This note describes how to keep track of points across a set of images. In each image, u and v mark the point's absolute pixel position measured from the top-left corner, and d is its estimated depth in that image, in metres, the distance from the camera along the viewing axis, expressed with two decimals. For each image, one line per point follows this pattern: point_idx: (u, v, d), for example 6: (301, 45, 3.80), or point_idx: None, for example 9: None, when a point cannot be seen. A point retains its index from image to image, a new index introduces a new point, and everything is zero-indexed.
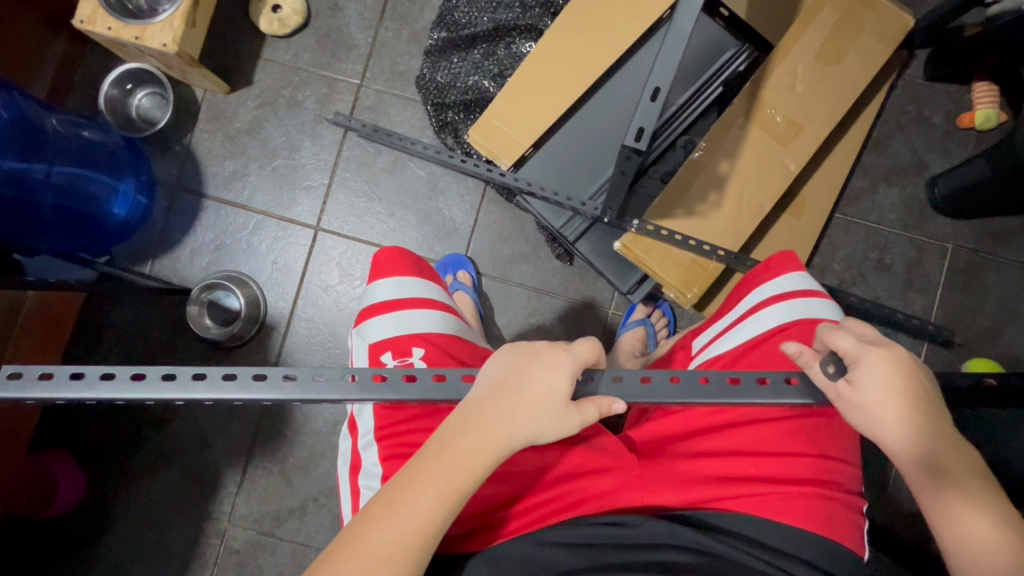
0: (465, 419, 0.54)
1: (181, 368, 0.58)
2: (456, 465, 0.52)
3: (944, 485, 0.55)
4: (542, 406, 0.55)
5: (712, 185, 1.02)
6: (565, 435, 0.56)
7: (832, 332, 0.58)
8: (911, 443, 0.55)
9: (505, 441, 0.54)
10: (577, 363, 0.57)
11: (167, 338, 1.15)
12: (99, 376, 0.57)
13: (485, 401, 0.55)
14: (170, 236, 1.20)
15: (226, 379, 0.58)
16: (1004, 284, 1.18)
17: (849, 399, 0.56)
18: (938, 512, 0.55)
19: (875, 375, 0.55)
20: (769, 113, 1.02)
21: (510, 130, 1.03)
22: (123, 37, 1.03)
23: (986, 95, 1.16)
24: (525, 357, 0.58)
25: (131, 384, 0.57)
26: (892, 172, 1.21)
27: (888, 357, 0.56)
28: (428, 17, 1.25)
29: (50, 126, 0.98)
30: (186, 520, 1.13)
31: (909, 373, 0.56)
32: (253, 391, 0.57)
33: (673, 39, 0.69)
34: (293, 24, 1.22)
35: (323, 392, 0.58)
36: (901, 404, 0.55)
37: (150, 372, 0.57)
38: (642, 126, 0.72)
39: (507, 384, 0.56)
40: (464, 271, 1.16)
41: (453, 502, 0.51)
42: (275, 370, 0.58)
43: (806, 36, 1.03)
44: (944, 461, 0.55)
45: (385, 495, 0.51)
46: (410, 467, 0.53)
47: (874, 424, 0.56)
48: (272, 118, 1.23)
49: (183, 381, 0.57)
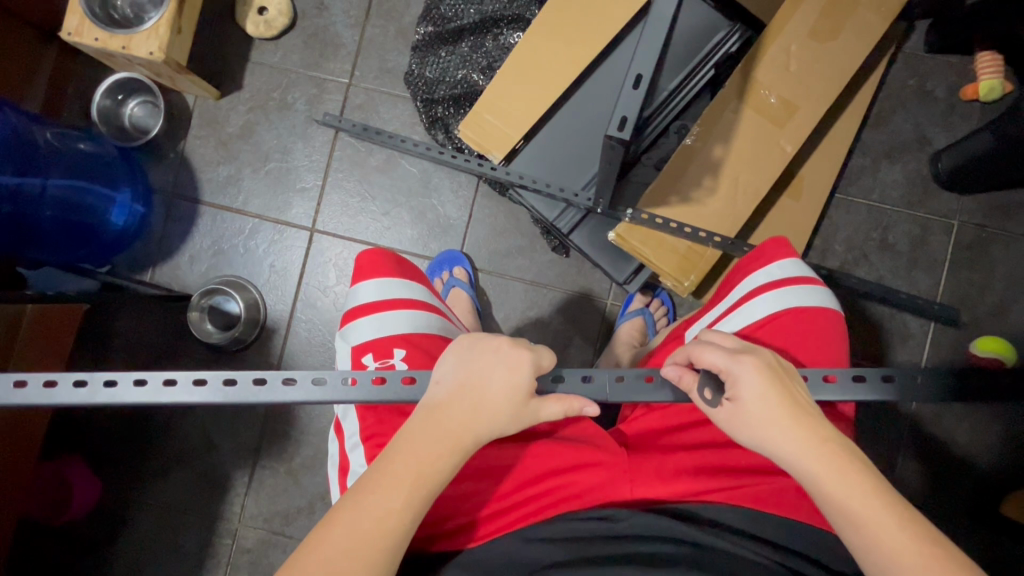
0: (430, 418, 0.56)
1: (123, 375, 0.62)
2: (425, 464, 0.53)
3: (840, 493, 0.50)
4: (504, 404, 0.57)
5: (707, 170, 1.00)
6: (521, 428, 0.58)
7: (702, 347, 0.58)
8: (800, 452, 0.52)
9: (471, 440, 0.55)
10: (536, 363, 0.59)
11: (172, 344, 1.17)
12: (75, 384, 0.61)
13: (450, 400, 0.57)
14: (167, 243, 1.21)
15: (166, 385, 0.62)
16: (1013, 259, 1.15)
17: (736, 415, 0.55)
18: (845, 524, 0.49)
19: (752, 385, 0.55)
20: (764, 94, 1.00)
21: (500, 123, 1.02)
22: (110, 47, 1.03)
23: (989, 66, 1.12)
24: (488, 354, 0.59)
25: (75, 391, 0.61)
26: (893, 148, 1.18)
27: (757, 364, 0.56)
28: (414, 11, 1.23)
29: (43, 140, 0.97)
30: (199, 521, 1.15)
31: (779, 380, 0.56)
32: (223, 395, 0.62)
33: (654, 24, 0.68)
34: (279, 25, 1.21)
35: (261, 396, 0.62)
36: (783, 412, 0.54)
37: (93, 379, 0.62)
38: (626, 115, 0.71)
39: (469, 382, 0.57)
40: (460, 267, 1.15)
41: (424, 501, 0.52)
42: (245, 375, 0.63)
43: (799, 13, 1.00)
44: (841, 473, 0.51)
45: (353, 497, 0.51)
46: (378, 468, 0.53)
47: (762, 437, 0.54)
48: (264, 122, 1.23)
49: (121, 390, 0.61)
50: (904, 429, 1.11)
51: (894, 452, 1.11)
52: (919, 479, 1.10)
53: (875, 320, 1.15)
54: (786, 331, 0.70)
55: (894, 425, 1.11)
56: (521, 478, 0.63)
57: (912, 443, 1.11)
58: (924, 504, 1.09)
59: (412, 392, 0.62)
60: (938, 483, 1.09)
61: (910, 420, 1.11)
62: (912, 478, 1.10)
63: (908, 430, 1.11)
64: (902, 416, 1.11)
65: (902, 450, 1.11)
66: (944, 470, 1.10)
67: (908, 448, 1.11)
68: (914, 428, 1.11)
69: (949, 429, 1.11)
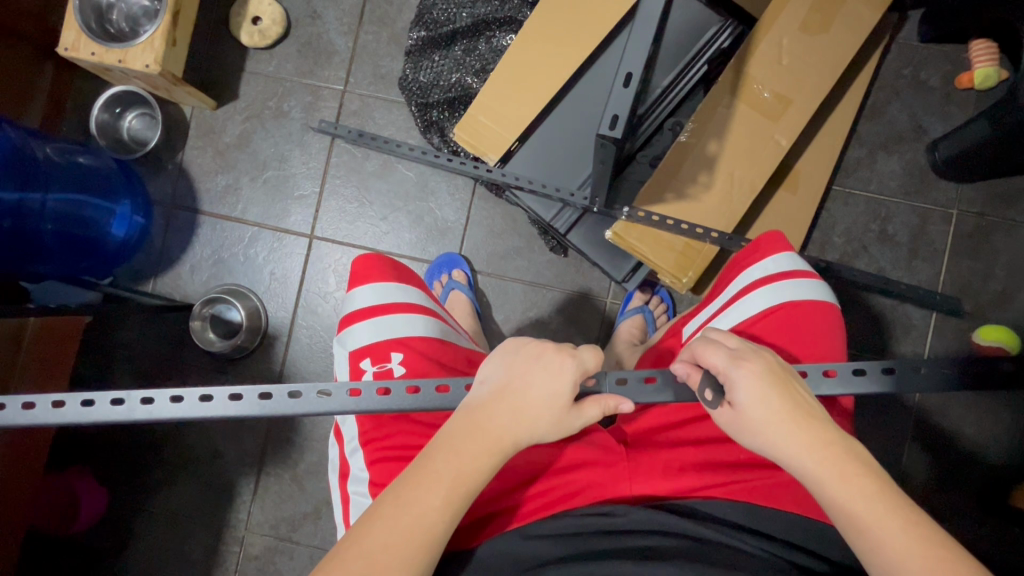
0: (470, 419, 0.56)
1: (159, 393, 0.63)
2: (463, 461, 0.53)
3: (843, 497, 0.50)
4: (546, 411, 0.56)
5: (701, 166, 1.00)
6: (563, 435, 0.58)
7: (705, 346, 0.58)
8: (801, 454, 0.52)
9: (510, 442, 0.55)
10: (583, 368, 0.58)
11: (176, 354, 1.18)
12: (111, 401, 0.63)
13: (490, 402, 0.57)
14: (168, 253, 1.22)
15: (202, 401, 0.63)
16: (1014, 247, 1.14)
17: (736, 419, 0.55)
18: (846, 524, 0.50)
19: (750, 391, 0.54)
20: (757, 89, 1.00)
21: (494, 125, 1.03)
22: (106, 61, 1.04)
23: (984, 54, 1.11)
24: (531, 360, 0.58)
25: (111, 408, 0.62)
26: (890, 139, 1.17)
27: (757, 369, 0.55)
28: (407, 17, 1.24)
29: (43, 155, 0.97)
30: (205, 529, 1.16)
31: (781, 383, 0.55)
32: (257, 409, 0.62)
33: (643, 22, 0.68)
34: (273, 34, 1.22)
35: (297, 409, 0.63)
36: (783, 416, 0.53)
37: (128, 398, 0.63)
38: (617, 113, 0.71)
39: (511, 386, 0.57)
40: (459, 270, 1.16)
41: (461, 500, 0.52)
42: (279, 390, 0.63)
43: (790, 7, 1.00)
44: (842, 475, 0.51)
45: (392, 492, 0.52)
46: (418, 465, 0.53)
47: (761, 441, 0.54)
48: (260, 131, 1.24)
49: (158, 407, 0.62)
50: (908, 420, 1.10)
51: (899, 444, 1.10)
52: (925, 469, 1.09)
53: (876, 312, 1.14)
54: (782, 327, 0.70)
55: (898, 417, 1.11)
56: (520, 479, 0.63)
57: (918, 434, 1.10)
58: (932, 494, 1.08)
59: (415, 401, 0.62)
60: (944, 474, 1.09)
61: (914, 411, 1.10)
62: (919, 469, 1.09)
63: (913, 420, 1.10)
64: (906, 407, 1.11)
65: (907, 441, 1.10)
66: (951, 460, 1.09)
67: (913, 439, 1.10)
68: (918, 419, 1.10)
69: (955, 420, 1.10)
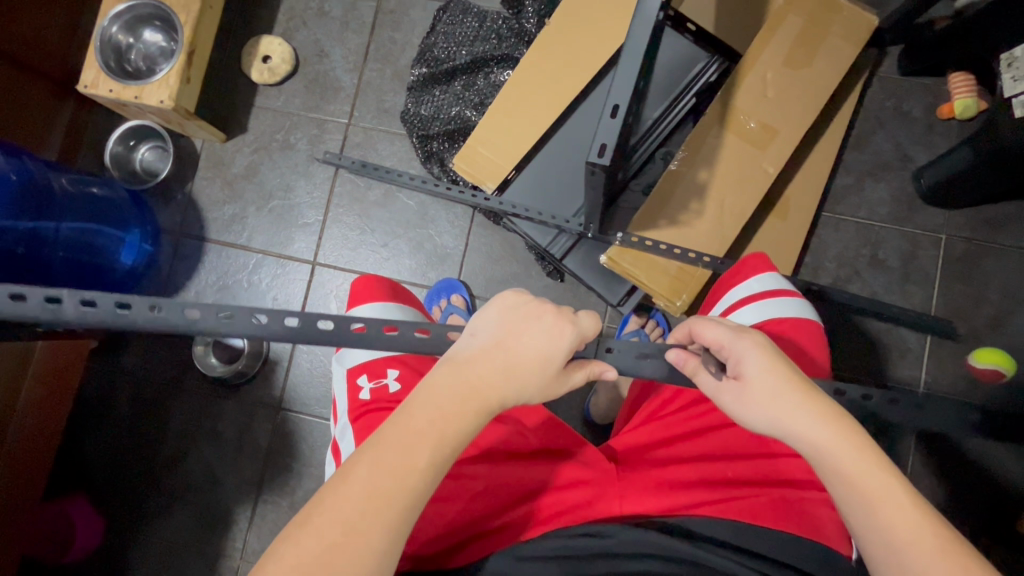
0: (457, 370, 0.53)
1: (101, 296, 0.57)
2: (449, 418, 0.50)
3: (852, 473, 0.49)
4: (536, 370, 0.54)
5: (692, 193, 1.03)
6: (547, 401, 0.55)
7: (704, 326, 0.59)
8: (812, 429, 0.51)
9: (496, 399, 0.52)
10: (580, 335, 0.56)
11: (179, 379, 1.20)
12: (43, 297, 0.57)
13: (480, 357, 0.53)
14: (174, 280, 1.25)
15: (152, 310, 0.58)
16: (1004, 271, 1.16)
17: (741, 395, 0.55)
18: (853, 503, 0.49)
19: (757, 364, 0.55)
20: (743, 120, 1.04)
21: (491, 154, 1.07)
22: (123, 97, 1.09)
23: (962, 86, 1.15)
24: (531, 320, 0.55)
25: (42, 305, 0.57)
26: (877, 167, 1.21)
27: (761, 342, 0.56)
28: (409, 55, 1.30)
29: (58, 185, 1.02)
30: (200, 557, 1.15)
31: (783, 358, 0.56)
32: (214, 326, 0.58)
33: (628, 59, 0.72)
34: (282, 72, 1.28)
35: (260, 330, 0.59)
36: (793, 388, 0.53)
37: (63, 296, 0.57)
38: (605, 142, 0.74)
39: (506, 342, 0.54)
40: (457, 294, 1.18)
41: (446, 459, 0.49)
42: (242, 310, 0.59)
43: (774, 42, 1.05)
44: (850, 449, 0.50)
45: (370, 449, 0.48)
46: (401, 420, 0.49)
47: (771, 414, 0.53)
48: (267, 162, 1.29)
49: (97, 308, 0.57)
50: (909, 445, 1.10)
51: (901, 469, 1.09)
52: (928, 494, 1.08)
53: (872, 335, 1.15)
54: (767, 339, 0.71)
55: (898, 441, 1.10)
56: (511, 498, 0.63)
57: (920, 458, 1.09)
58: None
59: (392, 340, 0.60)
60: (947, 499, 1.08)
61: (915, 435, 1.10)
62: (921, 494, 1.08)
63: (914, 445, 1.10)
64: (907, 431, 1.10)
65: (908, 465, 1.09)
66: (954, 485, 1.08)
67: (915, 463, 1.09)
68: (919, 443, 1.10)
69: (958, 445, 1.09)
